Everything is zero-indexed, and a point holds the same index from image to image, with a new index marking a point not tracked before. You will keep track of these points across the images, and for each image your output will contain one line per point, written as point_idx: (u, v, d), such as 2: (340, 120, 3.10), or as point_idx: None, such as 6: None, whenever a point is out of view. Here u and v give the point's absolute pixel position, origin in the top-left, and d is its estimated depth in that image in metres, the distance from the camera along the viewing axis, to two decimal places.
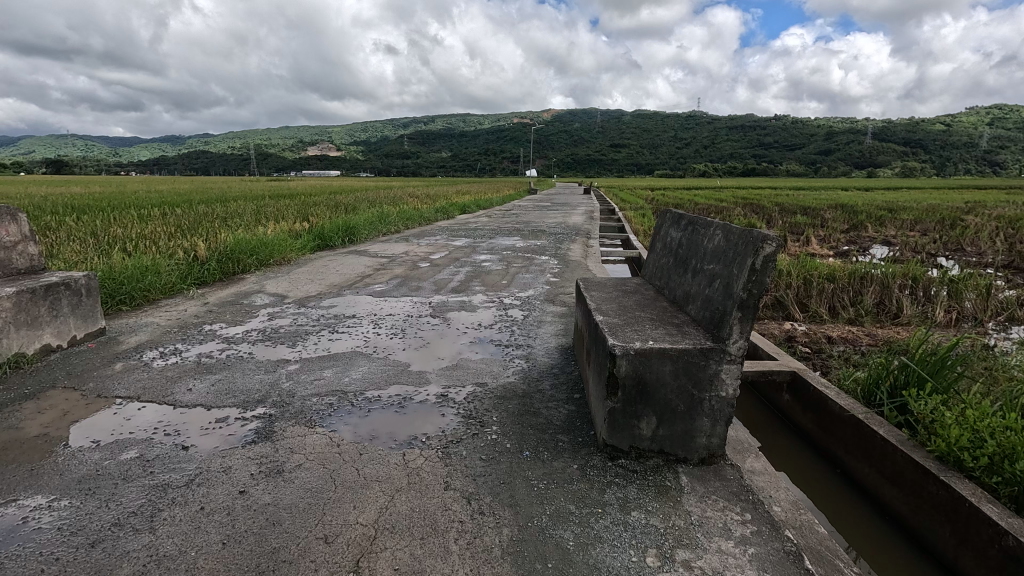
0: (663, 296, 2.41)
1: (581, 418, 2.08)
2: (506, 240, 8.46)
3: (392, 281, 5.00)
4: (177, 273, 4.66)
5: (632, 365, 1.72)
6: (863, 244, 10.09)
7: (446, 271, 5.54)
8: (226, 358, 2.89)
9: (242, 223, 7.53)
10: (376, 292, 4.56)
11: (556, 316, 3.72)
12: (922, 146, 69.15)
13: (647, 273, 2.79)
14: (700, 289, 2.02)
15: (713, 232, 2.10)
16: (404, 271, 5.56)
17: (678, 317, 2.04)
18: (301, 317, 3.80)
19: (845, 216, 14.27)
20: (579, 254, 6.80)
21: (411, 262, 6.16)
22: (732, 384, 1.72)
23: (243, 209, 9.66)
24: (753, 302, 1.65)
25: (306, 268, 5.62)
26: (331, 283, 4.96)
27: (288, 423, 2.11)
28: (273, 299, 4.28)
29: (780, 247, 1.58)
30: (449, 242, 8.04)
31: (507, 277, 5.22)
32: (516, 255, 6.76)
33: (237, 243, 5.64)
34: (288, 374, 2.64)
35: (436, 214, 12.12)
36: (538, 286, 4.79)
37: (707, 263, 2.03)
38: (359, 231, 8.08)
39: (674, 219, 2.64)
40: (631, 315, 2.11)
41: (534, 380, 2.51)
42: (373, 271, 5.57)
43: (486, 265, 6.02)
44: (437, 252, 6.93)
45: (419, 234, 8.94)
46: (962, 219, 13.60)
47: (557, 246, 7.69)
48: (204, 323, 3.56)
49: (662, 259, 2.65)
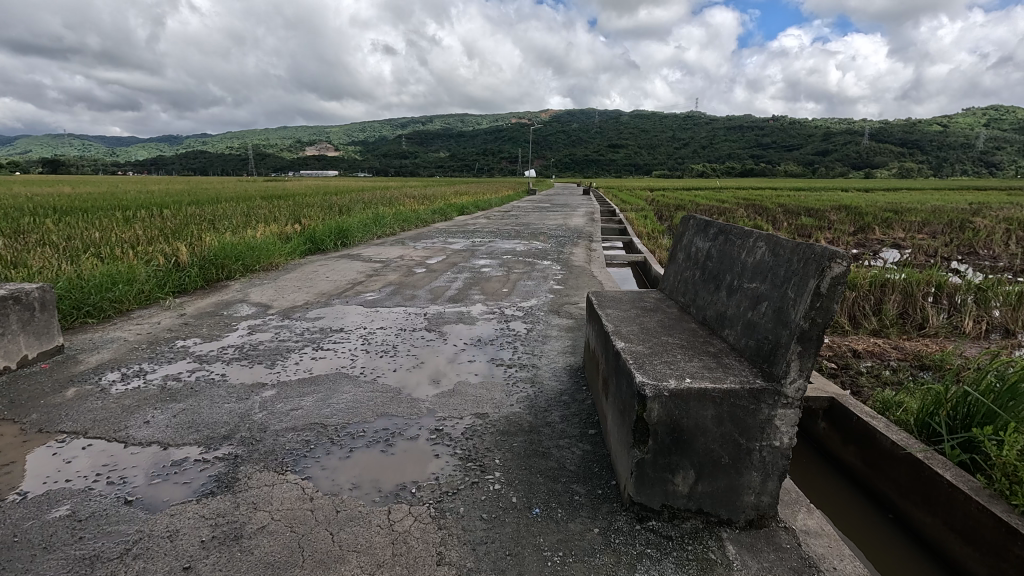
0: (690, 315, 2.12)
1: (599, 462, 1.78)
2: (506, 244, 8.16)
3: (385, 289, 4.69)
4: (153, 280, 4.34)
5: (665, 409, 1.42)
6: (873, 247, 9.82)
7: (443, 277, 5.23)
8: (194, 381, 2.58)
9: (230, 225, 7.21)
10: (368, 302, 4.25)
11: (562, 330, 3.41)
12: (920, 147, 69.17)
13: (667, 288, 2.49)
14: (740, 312, 1.72)
15: (754, 244, 1.80)
16: (399, 277, 5.24)
17: (713, 345, 1.74)
18: (284, 331, 3.48)
19: (851, 218, 14.02)
20: (582, 259, 6.51)
21: (406, 267, 5.85)
22: (787, 432, 1.42)
23: (235, 210, 9.36)
24: (817, 333, 1.35)
25: (295, 274, 5.31)
26: (320, 291, 4.65)
27: (256, 468, 1.80)
28: (256, 310, 3.96)
29: (851, 268, 1.28)
30: (446, 246, 7.73)
31: (508, 285, 4.91)
32: (516, 260, 6.47)
33: (221, 248, 5.34)
34: (261, 402, 2.33)
35: (434, 215, 11.82)
36: (541, 295, 4.48)
37: (749, 282, 1.73)
38: (353, 234, 7.77)
39: (699, 227, 2.35)
40: (656, 341, 1.81)
41: (541, 411, 2.20)
42: (365, 278, 5.25)
43: (485, 271, 5.71)
44: (434, 257, 6.63)
45: (415, 237, 8.63)
46: (970, 221, 13.36)
47: (559, 249, 7.40)
48: (176, 338, 3.24)
49: (685, 272, 2.35)
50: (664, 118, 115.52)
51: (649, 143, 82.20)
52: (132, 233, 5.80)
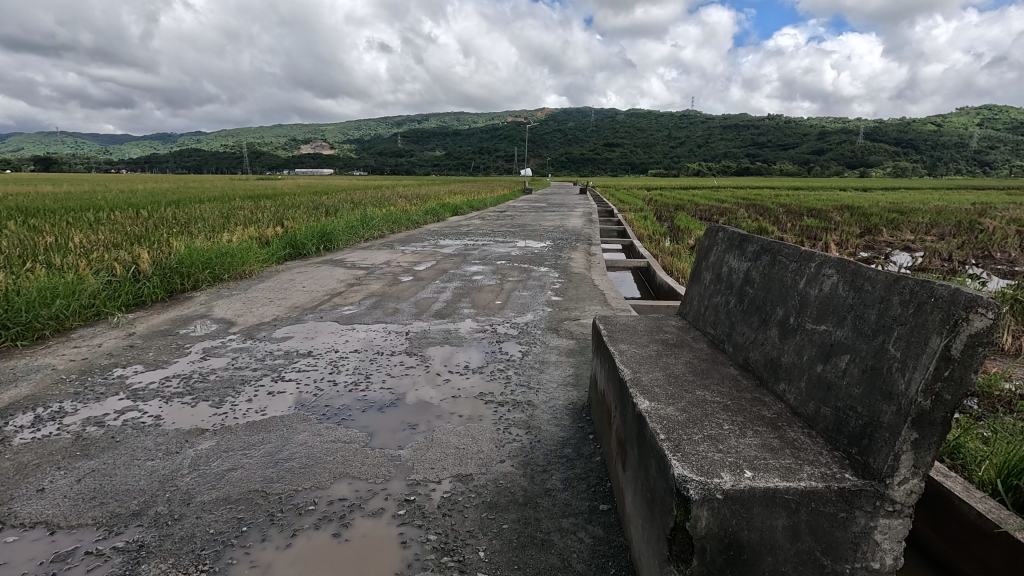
0: (725, 355, 1.69)
1: (615, 560, 1.36)
2: (500, 247, 7.72)
3: (366, 302, 4.24)
4: (104, 293, 3.89)
5: (717, 518, 0.99)
6: (882, 250, 9.43)
7: (429, 287, 4.78)
8: (119, 426, 2.13)
9: (205, 228, 6.75)
10: (345, 317, 3.81)
11: (563, 354, 2.96)
12: (917, 146, 69.17)
13: (692, 316, 2.07)
14: (804, 364, 1.29)
15: (818, 271, 1.37)
16: (382, 288, 4.79)
17: (766, 406, 1.32)
18: (243, 355, 3.03)
19: (855, 218, 13.67)
20: (582, 265, 6.09)
21: (391, 275, 5.41)
22: (891, 550, 0.99)
23: (215, 211, 8.88)
24: (943, 417, 0.92)
25: (268, 283, 4.87)
26: (293, 303, 4.21)
27: (161, 569, 1.36)
28: (217, 329, 3.52)
29: (1001, 324, 0.86)
30: (437, 250, 7.28)
31: (501, 296, 4.46)
32: (511, 266, 6.04)
33: (187, 256, 4.88)
34: (191, 459, 1.88)
35: (426, 216, 11.39)
36: (538, 308, 4.06)
37: (815, 323, 1.30)
38: (338, 237, 7.32)
39: (732, 242, 1.92)
40: (691, 398, 1.38)
41: (538, 474, 1.77)
42: (345, 288, 4.80)
43: (477, 279, 5.27)
44: (423, 263, 6.19)
45: (405, 240, 8.19)
46: (979, 222, 13.01)
47: (556, 254, 6.98)
48: (114, 367, 2.79)
49: (715, 297, 1.92)
50: (661, 116, 115.25)
51: (646, 142, 81.96)
52: (93, 238, 5.35)
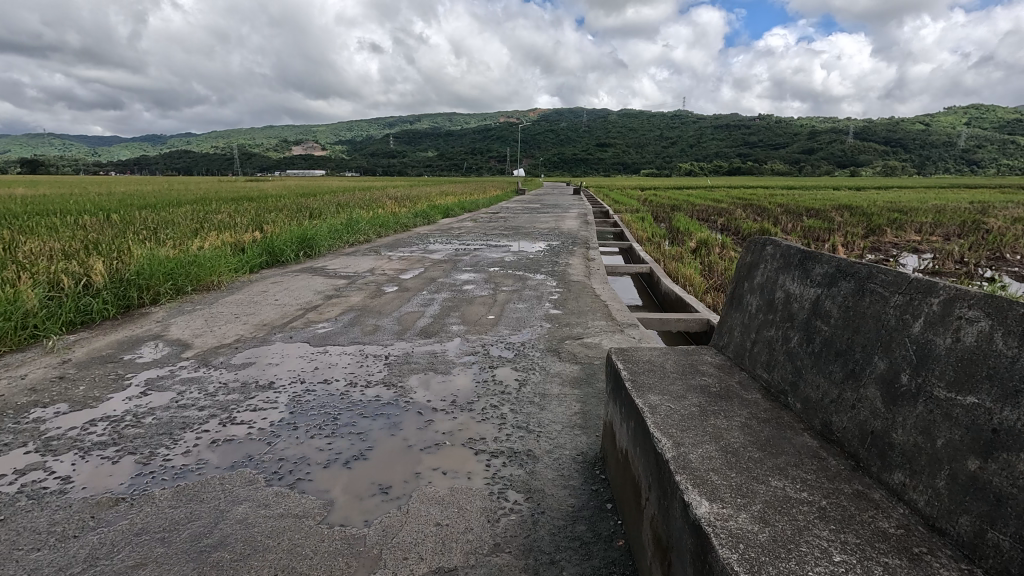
0: (792, 413, 1.28)
1: None
2: (492, 252, 7.29)
3: (343, 318, 3.79)
4: (42, 311, 3.42)
5: None
6: (889, 253, 9.08)
7: (415, 300, 4.34)
8: (12, 496, 1.68)
9: (174, 234, 6.27)
10: (318, 337, 3.37)
11: (567, 384, 2.54)
12: (907, 145, 69.61)
13: (734, 352, 1.65)
14: (942, 451, 0.88)
15: (947, 312, 0.96)
16: (363, 300, 4.34)
17: (883, 512, 0.90)
18: (191, 388, 2.58)
19: (856, 218, 13.36)
20: (581, 272, 5.68)
21: (374, 285, 4.96)
22: None
23: (191, 215, 8.39)
24: None
25: (237, 296, 4.41)
26: (261, 320, 3.76)
27: None
28: (169, 354, 3.07)
29: None
30: (425, 255, 6.83)
31: (494, 310, 4.03)
32: (504, 273, 5.61)
33: (146, 266, 4.41)
34: (90, 550, 1.43)
35: (416, 218, 10.93)
36: (535, 324, 3.63)
37: (955, 391, 0.89)
38: (320, 243, 6.86)
39: (786, 260, 1.51)
40: (765, 494, 0.96)
41: (545, 569, 1.34)
42: (322, 301, 4.35)
43: (468, 289, 4.84)
44: (410, 270, 5.74)
45: (392, 245, 7.74)
46: (984, 221, 12.74)
47: (553, 259, 6.56)
48: (32, 406, 2.33)
49: (767, 331, 1.51)
50: (654, 116, 115.26)
51: (639, 142, 81.84)
52: (45, 246, 4.87)
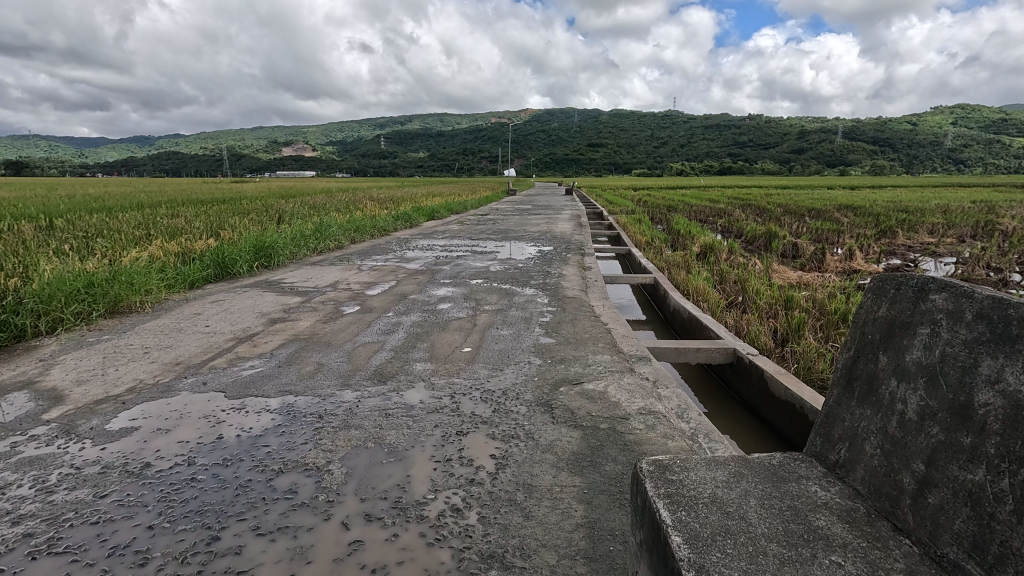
0: None
1: None
2: (477, 260, 6.53)
3: (279, 353, 3.00)
4: None
5: None
6: (907, 257, 8.40)
7: (377, 327, 3.56)
8: None
9: (110, 243, 5.45)
10: (240, 383, 2.60)
11: (563, 469, 1.79)
12: (896, 145, 69.94)
13: (872, 488, 1.11)
14: None
15: None
16: (313, 327, 3.56)
17: None
18: (25, 477, 1.79)
19: (863, 219, 12.71)
20: (577, 285, 4.95)
21: (332, 305, 4.18)
22: None
23: (142, 218, 7.56)
24: None
25: (162, 322, 3.63)
26: (176, 356, 2.97)
27: None
28: (29, 413, 2.28)
29: None
30: (401, 265, 6.04)
31: (471, 339, 3.26)
32: (488, 287, 4.86)
33: (47, 285, 3.60)
34: None
35: (397, 221, 10.16)
36: (522, 361, 2.88)
37: None
38: (280, 251, 6.05)
39: (998, 334, 0.94)
40: None
41: None
42: (263, 327, 3.56)
43: (442, 309, 4.08)
44: (379, 284, 4.97)
45: (365, 252, 6.96)
46: (996, 221, 12.18)
47: (544, 268, 5.81)
48: None
49: (960, 470, 0.95)
50: (645, 116, 115.23)
51: (630, 141, 81.53)
52: None
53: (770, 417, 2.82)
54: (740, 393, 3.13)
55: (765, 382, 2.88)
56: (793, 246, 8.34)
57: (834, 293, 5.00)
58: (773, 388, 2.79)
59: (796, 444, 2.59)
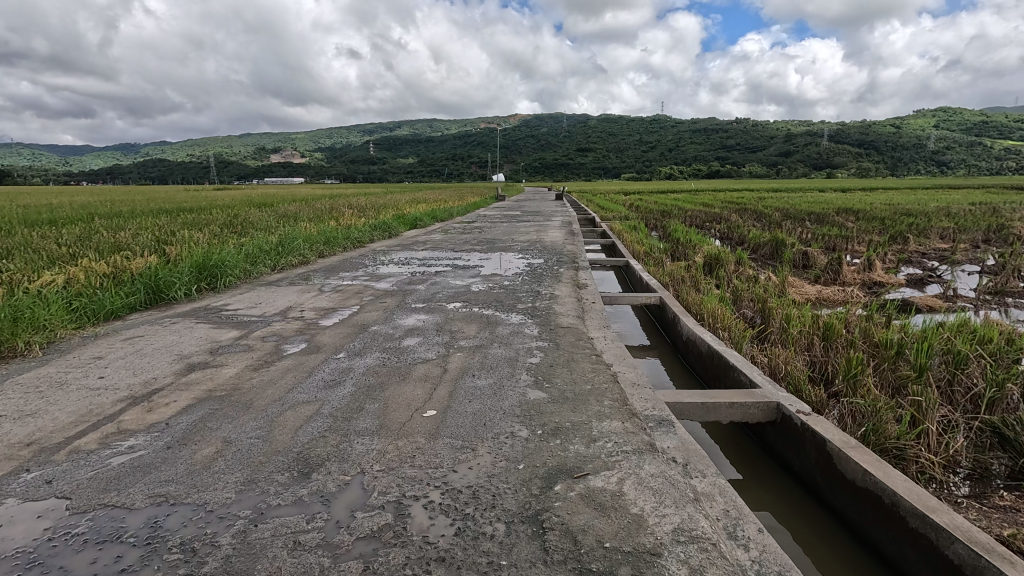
0: None
1: None
2: (458, 276, 5.77)
3: (175, 425, 2.22)
4: None
5: None
6: (925, 266, 7.78)
7: (319, 376, 2.79)
8: None
9: (21, 264, 4.62)
10: (98, 482, 1.81)
11: None
12: (883, 147, 70.39)
13: None
14: None
15: None
16: (239, 377, 2.79)
17: None
18: None
19: (868, 224, 12.11)
20: (571, 309, 4.21)
21: (273, 343, 3.39)
22: None
23: (79, 232, 6.71)
24: None
25: (42, 373, 2.82)
26: (31, 432, 2.17)
27: None
28: None
29: None
30: (370, 285, 5.26)
31: (438, 396, 2.50)
32: (467, 314, 4.10)
33: None
34: None
35: (374, 230, 9.39)
36: (503, 433, 2.12)
37: None
38: (229, 271, 5.26)
39: None
40: None
41: None
42: (174, 378, 2.78)
43: (408, 345, 3.32)
44: (338, 312, 4.20)
45: (331, 269, 6.17)
46: (1005, 225, 11.64)
47: (532, 288, 5.07)
48: None
49: None
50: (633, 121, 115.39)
51: (618, 147, 81.29)
52: None
53: (835, 502, 2.10)
54: (791, 465, 2.40)
55: (827, 456, 2.15)
56: (803, 255, 7.67)
57: (870, 315, 4.29)
58: (842, 467, 2.06)
59: (879, 548, 1.86)
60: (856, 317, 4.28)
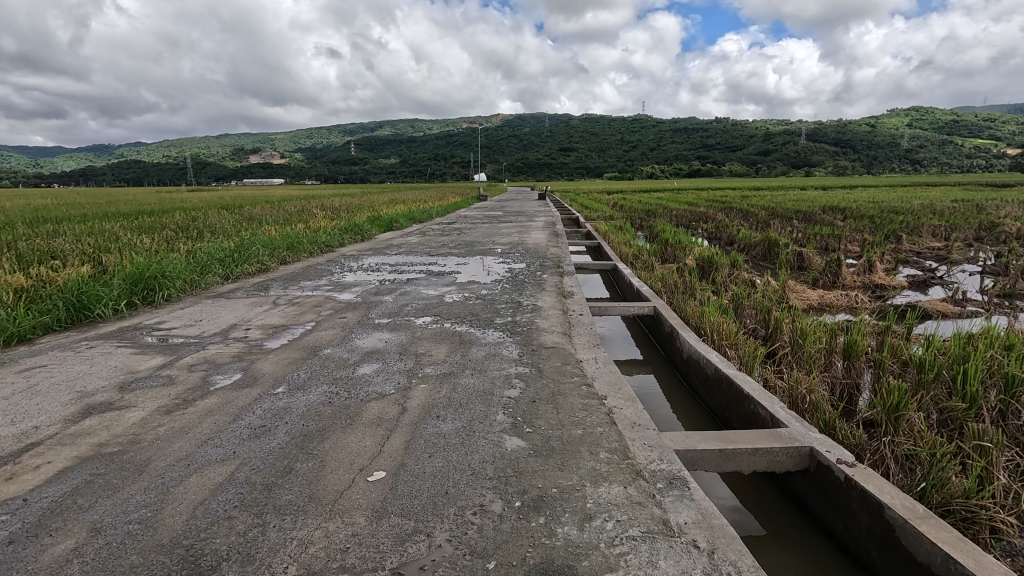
0: None
1: None
2: (431, 284, 5.23)
3: (33, 503, 1.67)
4: None
5: None
6: (923, 267, 7.43)
7: (246, 421, 2.24)
8: None
9: None
10: None
11: None
12: (860, 146, 71.27)
13: None
14: None
15: None
16: (145, 423, 2.24)
17: None
18: None
19: (857, 222, 11.82)
20: (556, 323, 3.71)
21: (201, 373, 2.83)
22: None
23: (9, 239, 6.02)
24: None
25: None
26: None
27: None
28: None
29: None
30: (331, 296, 4.69)
31: (389, 447, 1.99)
32: (437, 330, 3.58)
33: None
34: None
35: (344, 233, 8.79)
36: (469, 507, 1.61)
37: None
38: (170, 283, 4.67)
39: None
40: None
41: None
42: (61, 426, 2.22)
43: (362, 374, 2.79)
44: (288, 330, 3.64)
45: (291, 278, 5.58)
46: (994, 222, 11.44)
47: (512, 297, 4.57)
48: None
49: None
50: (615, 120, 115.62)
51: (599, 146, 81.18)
52: None
53: None
54: (831, 528, 1.93)
55: (885, 525, 1.68)
56: (799, 256, 7.28)
57: (885, 325, 3.86)
58: (907, 544, 1.59)
59: None
60: (873, 328, 3.84)
